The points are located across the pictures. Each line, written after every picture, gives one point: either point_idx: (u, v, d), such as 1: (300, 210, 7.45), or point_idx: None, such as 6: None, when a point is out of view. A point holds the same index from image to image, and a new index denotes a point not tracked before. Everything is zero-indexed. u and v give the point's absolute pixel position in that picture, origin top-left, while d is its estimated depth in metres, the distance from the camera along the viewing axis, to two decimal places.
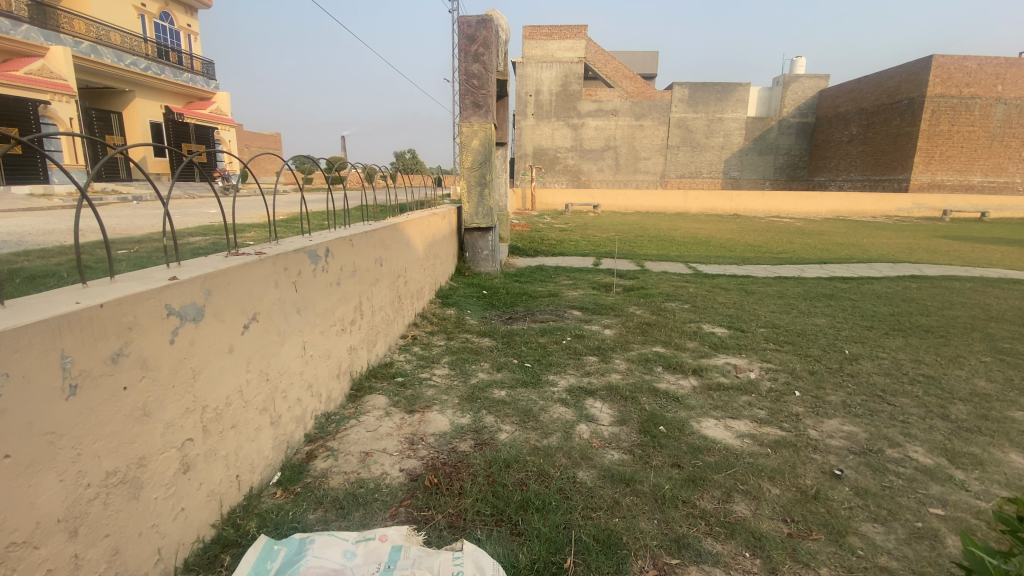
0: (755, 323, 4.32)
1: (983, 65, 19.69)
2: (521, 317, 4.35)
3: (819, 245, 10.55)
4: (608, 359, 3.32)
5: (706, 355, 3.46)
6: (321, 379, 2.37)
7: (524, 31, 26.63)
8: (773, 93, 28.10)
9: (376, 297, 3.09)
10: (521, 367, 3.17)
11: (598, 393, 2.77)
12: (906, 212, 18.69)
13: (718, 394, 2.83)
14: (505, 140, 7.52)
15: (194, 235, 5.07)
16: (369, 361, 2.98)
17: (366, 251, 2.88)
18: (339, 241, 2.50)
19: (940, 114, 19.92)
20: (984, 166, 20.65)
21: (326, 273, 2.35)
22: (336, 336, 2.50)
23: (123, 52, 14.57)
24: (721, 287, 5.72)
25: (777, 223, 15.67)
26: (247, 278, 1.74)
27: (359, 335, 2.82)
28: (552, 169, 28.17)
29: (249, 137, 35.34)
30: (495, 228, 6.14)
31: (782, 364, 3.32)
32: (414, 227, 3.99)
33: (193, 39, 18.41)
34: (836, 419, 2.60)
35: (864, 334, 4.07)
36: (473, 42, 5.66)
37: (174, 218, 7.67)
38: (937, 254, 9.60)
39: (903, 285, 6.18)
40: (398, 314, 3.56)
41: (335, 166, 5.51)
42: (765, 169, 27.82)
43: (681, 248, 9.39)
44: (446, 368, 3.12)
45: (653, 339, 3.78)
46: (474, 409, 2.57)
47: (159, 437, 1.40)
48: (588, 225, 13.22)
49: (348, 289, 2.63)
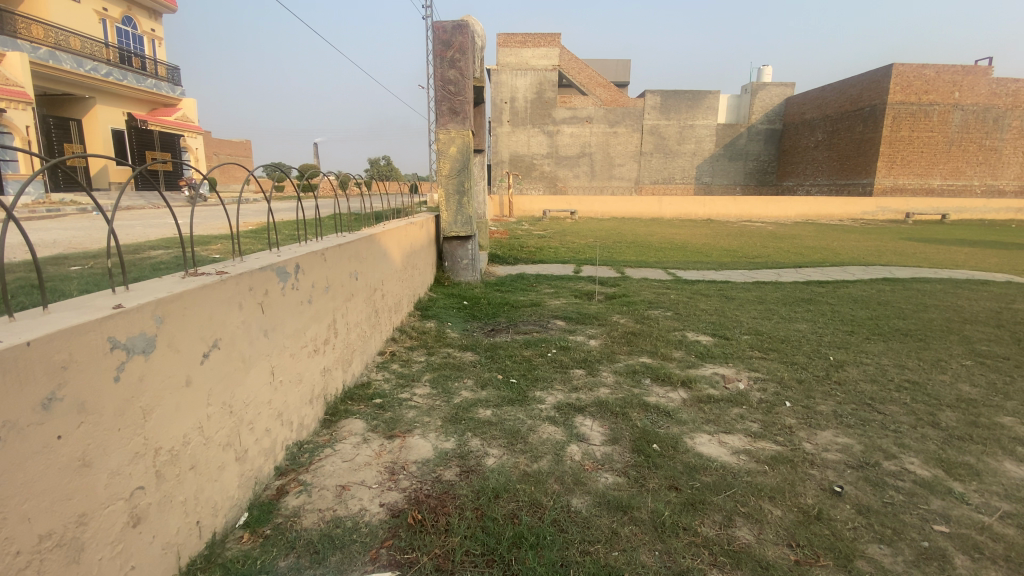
0: (738, 330, 4.28)
1: (940, 74, 20.55)
2: (504, 329, 4.23)
3: (793, 249, 10.75)
4: (595, 372, 3.22)
5: (693, 365, 3.39)
6: (292, 406, 2.19)
7: (498, 38, 26.66)
8: (742, 100, 28.80)
9: (351, 313, 2.92)
10: (505, 383, 3.04)
11: (587, 409, 2.67)
12: (871, 215, 19.31)
13: (709, 407, 2.76)
14: (483, 147, 7.42)
15: (155, 249, 4.78)
16: (344, 382, 2.81)
17: (340, 265, 2.71)
18: (311, 256, 2.34)
19: (901, 121, 20.69)
20: (943, 170, 21.51)
21: (296, 290, 2.19)
22: (308, 357, 2.34)
23: (84, 57, 13.97)
24: (702, 293, 5.70)
25: (750, 227, 15.98)
26: (206, 301, 1.58)
27: (333, 354, 2.65)
28: (528, 176, 28.26)
29: (217, 144, 34.39)
30: (474, 237, 6.02)
31: (770, 373, 3.27)
32: (390, 238, 3.83)
33: (157, 44, 17.81)
34: (829, 430, 2.55)
35: (846, 340, 4.07)
36: (449, 47, 5.56)
37: (136, 229, 7.30)
38: (905, 256, 9.87)
39: (877, 287, 6.29)
40: (374, 330, 3.39)
41: (308, 175, 5.29)
42: (735, 174, 28.44)
43: (659, 254, 9.42)
44: (427, 386, 2.98)
45: (639, 349, 3.70)
46: (458, 432, 2.42)
47: (103, 489, 1.22)
48: (566, 231, 13.23)
49: (321, 307, 2.47)
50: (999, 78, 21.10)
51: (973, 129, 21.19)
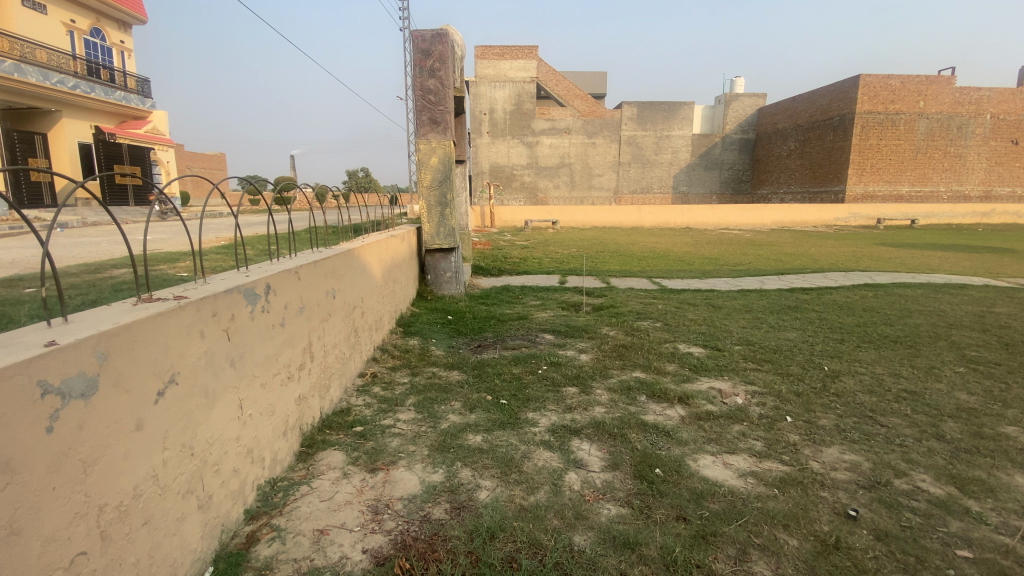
0: (729, 340, 4.20)
1: (905, 84, 21.29)
2: (490, 345, 4.06)
3: (772, 256, 10.87)
4: (588, 389, 3.08)
5: (689, 379, 3.28)
6: (263, 439, 2.00)
7: (476, 50, 26.72)
8: (716, 111, 29.39)
9: (328, 334, 2.73)
10: (495, 403, 2.87)
11: (584, 431, 2.52)
12: (844, 221, 19.75)
13: (710, 425, 2.63)
14: (464, 157, 7.29)
15: (116, 268, 4.47)
16: (322, 409, 2.61)
17: (316, 283, 2.53)
18: (283, 275, 2.17)
19: (869, 129, 21.30)
20: (910, 177, 22.19)
21: (266, 312, 2.00)
22: (280, 386, 2.14)
23: (51, 70, 13.47)
24: (689, 302, 5.63)
25: (729, 235, 16.16)
26: (161, 332, 1.39)
27: (308, 380, 2.46)
28: (508, 186, 28.28)
29: (188, 157, 33.56)
30: (457, 249, 5.86)
31: (768, 385, 3.17)
32: (370, 252, 3.64)
33: (127, 55, 17.32)
34: (835, 446, 2.45)
35: (838, 348, 4.02)
36: (428, 56, 5.43)
37: (98, 247, 6.92)
38: (881, 262, 10.04)
39: (861, 293, 6.31)
40: (353, 349, 3.20)
41: (282, 186, 5.04)
42: (711, 183, 28.94)
43: (643, 263, 9.39)
44: (412, 411, 2.80)
45: (631, 362, 3.58)
46: (446, 462, 2.26)
47: (35, 562, 1.02)
48: (548, 241, 13.17)
49: (294, 330, 2.28)
50: (960, 88, 21.94)
51: (938, 137, 21.94)
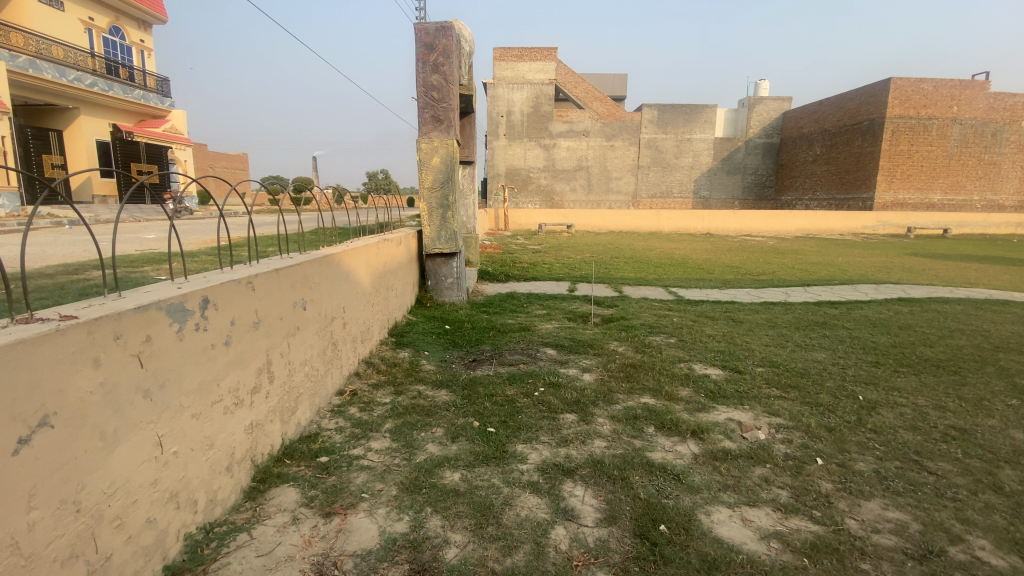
0: (750, 360, 3.81)
1: (939, 87, 20.40)
2: (487, 360, 3.73)
3: (796, 265, 10.34)
4: (589, 417, 2.73)
5: (704, 409, 2.89)
6: (196, 479, 1.73)
7: (494, 52, 26.53)
8: (738, 114, 28.64)
9: (296, 350, 2.45)
10: (481, 432, 2.54)
11: (577, 471, 2.19)
12: (872, 229, 18.94)
13: (726, 467, 2.27)
14: (472, 158, 7.01)
15: (98, 270, 4.30)
16: (284, 435, 2.33)
17: (279, 293, 2.26)
18: (230, 283, 1.89)
19: (899, 134, 20.43)
20: (942, 184, 21.25)
21: (202, 331, 1.74)
22: (221, 414, 1.87)
23: (67, 67, 13.64)
24: (707, 316, 5.25)
25: (750, 242, 15.57)
26: (23, 362, 1.14)
27: (265, 404, 2.17)
28: (525, 189, 28.00)
29: (212, 157, 34.12)
30: (460, 253, 5.55)
31: (794, 418, 2.78)
32: (357, 257, 3.36)
33: (147, 55, 17.52)
34: (876, 500, 2.06)
35: (872, 373, 3.60)
36: (432, 51, 5.14)
37: (99, 245, 6.81)
38: (915, 273, 9.42)
39: (895, 309, 5.82)
40: (330, 365, 2.89)
41: (296, 187, 4.79)
42: (733, 188, 28.21)
43: (659, 270, 8.97)
44: (388, 439, 2.48)
45: (641, 385, 3.22)
46: (413, 507, 1.95)
47: None
48: (561, 245, 12.83)
49: (244, 346, 1.99)
50: (996, 92, 21.02)
51: (972, 143, 20.98)
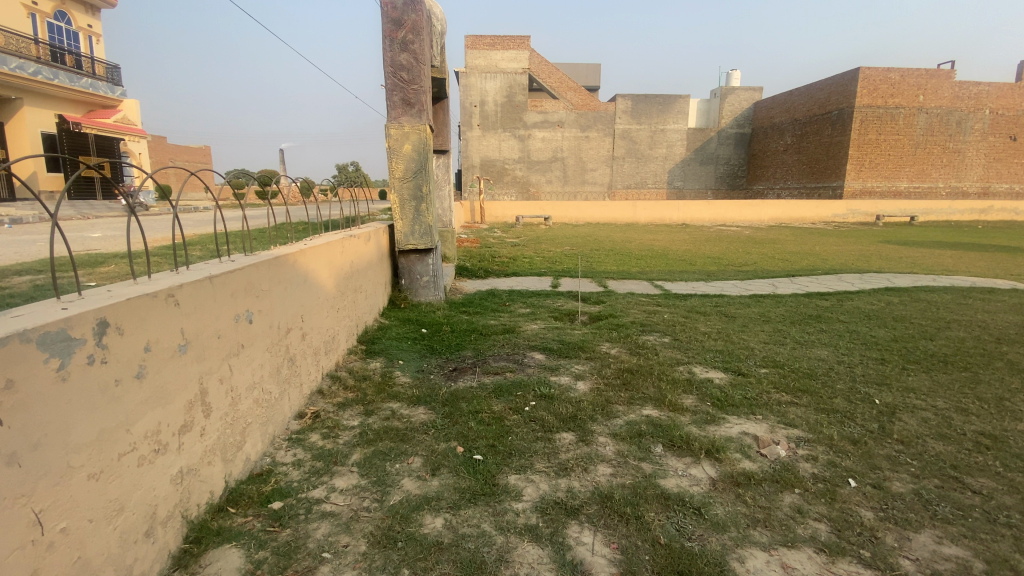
0: (752, 360, 3.54)
1: (905, 77, 20.80)
2: (468, 369, 3.35)
3: (775, 254, 10.25)
4: (589, 437, 2.38)
5: (714, 420, 2.59)
6: (99, 558, 1.31)
7: (466, 40, 25.89)
8: (711, 105, 28.74)
9: (239, 374, 2.04)
10: (466, 462, 2.17)
11: (583, 509, 1.85)
12: (842, 217, 19.18)
13: (752, 496, 1.97)
14: (446, 147, 6.58)
15: (20, 273, 3.70)
16: (227, 477, 1.93)
17: (215, 306, 1.85)
18: (138, 299, 1.46)
19: (868, 124, 20.73)
20: (909, 172, 21.74)
21: (98, 365, 1.31)
22: (135, 466, 1.45)
23: (8, 55, 12.58)
24: (699, 311, 4.96)
25: (727, 232, 15.57)
26: None
27: (199, 443, 1.77)
28: (500, 181, 27.51)
29: (171, 150, 32.47)
30: (435, 249, 5.15)
31: (814, 429, 2.51)
32: (316, 258, 2.94)
33: (96, 41, 16.28)
34: (927, 532, 1.80)
35: (881, 371, 3.38)
36: (399, 27, 4.68)
37: (34, 245, 6.13)
38: (892, 261, 9.43)
39: (886, 299, 5.68)
40: (286, 385, 2.49)
41: (261, 180, 4.30)
42: (706, 178, 28.35)
43: (641, 262, 8.73)
44: (355, 475, 2.10)
45: (640, 393, 2.90)
46: (386, 571, 1.57)
47: None
48: (540, 238, 12.55)
49: (165, 376, 1.57)
50: (960, 82, 21.55)
51: (937, 131, 21.53)
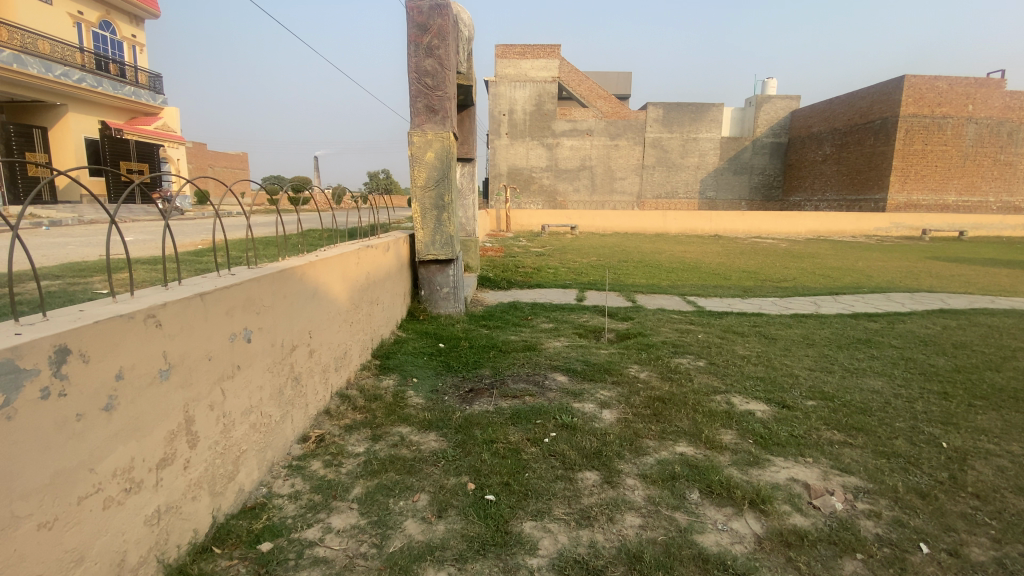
0: (797, 390, 3.22)
1: (954, 85, 19.78)
2: (486, 391, 3.13)
3: (816, 269, 9.73)
4: (615, 478, 2.14)
5: (756, 462, 2.30)
6: None
7: (496, 49, 26.00)
8: (745, 113, 28.01)
9: (234, 399, 1.88)
10: (476, 502, 1.96)
11: (607, 571, 1.61)
12: (884, 231, 18.25)
13: (806, 562, 1.69)
14: (470, 155, 6.43)
15: (36, 279, 3.69)
16: (214, 512, 1.77)
17: (206, 326, 1.69)
18: (110, 321, 1.31)
19: (914, 134, 19.75)
20: (957, 185, 20.63)
21: (55, 398, 1.16)
22: (99, 510, 1.30)
23: (54, 62, 13.06)
24: (735, 332, 4.63)
25: (762, 244, 14.98)
26: None
27: (182, 477, 1.61)
28: (527, 189, 27.38)
29: (211, 156, 33.63)
30: (457, 260, 4.98)
31: (873, 478, 2.20)
32: (328, 270, 2.79)
33: (138, 50, 16.88)
34: None
35: (944, 407, 3.02)
36: (425, 32, 4.55)
37: (64, 248, 6.22)
38: (943, 279, 8.82)
39: (941, 323, 5.23)
40: (289, 407, 2.33)
41: (294, 186, 4.21)
42: (740, 189, 27.59)
43: (672, 276, 8.39)
44: (354, 513, 1.91)
45: (673, 426, 2.63)
46: None
47: None
48: (567, 248, 12.31)
49: (142, 407, 1.42)
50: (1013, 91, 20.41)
51: (988, 142, 20.40)
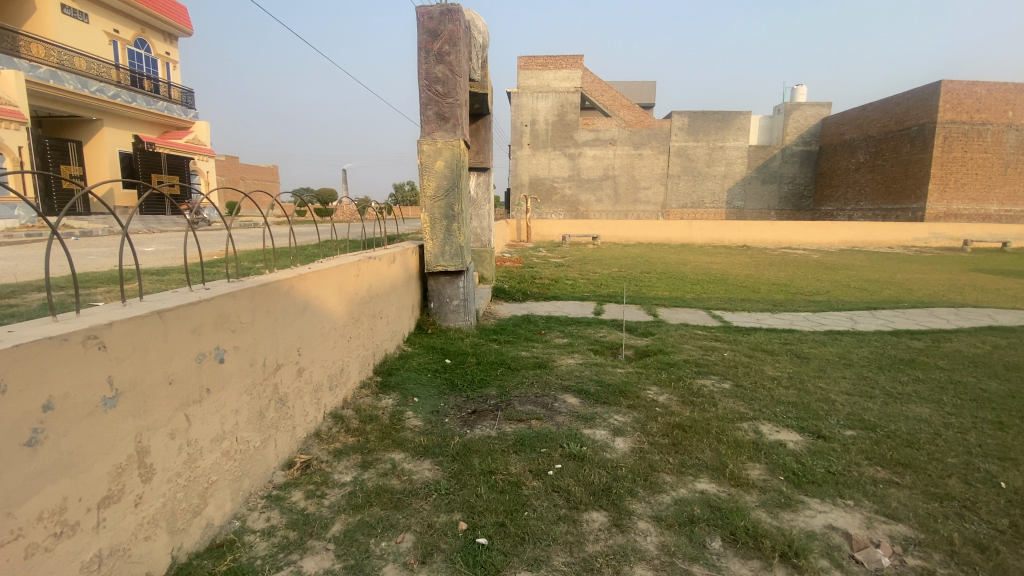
0: (834, 418, 2.90)
1: (993, 91, 19.00)
2: (490, 413, 2.91)
3: (851, 282, 9.24)
4: (626, 520, 1.89)
5: (789, 505, 2.02)
6: None
7: (519, 61, 26.11)
8: (774, 121, 27.32)
9: (201, 426, 1.71)
10: (467, 547, 1.74)
11: None
12: (923, 241, 17.35)
13: None
14: (486, 164, 6.29)
15: (40, 290, 3.67)
16: (175, 550, 1.59)
17: (165, 347, 1.54)
18: (38, 343, 1.16)
19: (952, 141, 18.78)
20: (1000, 194, 19.69)
21: None
22: (19, 561, 1.13)
23: (90, 78, 13.55)
24: (764, 350, 4.31)
25: (793, 255, 14.42)
26: None
27: (133, 515, 1.43)
28: (549, 200, 27.17)
29: (241, 169, 34.56)
30: (467, 272, 4.80)
31: (925, 526, 1.90)
32: (322, 283, 2.64)
33: (172, 67, 17.46)
34: None
35: (1003, 440, 2.67)
36: (436, 38, 4.43)
37: (82, 258, 6.29)
38: (990, 293, 8.25)
39: (992, 341, 4.78)
40: (272, 430, 2.16)
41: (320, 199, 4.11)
42: (769, 198, 26.79)
43: (695, 288, 8.06)
44: (329, 555, 1.72)
45: (693, 459, 2.36)
46: None
47: None
48: (587, 259, 12.07)
49: (79, 438, 1.26)
50: None
51: None
